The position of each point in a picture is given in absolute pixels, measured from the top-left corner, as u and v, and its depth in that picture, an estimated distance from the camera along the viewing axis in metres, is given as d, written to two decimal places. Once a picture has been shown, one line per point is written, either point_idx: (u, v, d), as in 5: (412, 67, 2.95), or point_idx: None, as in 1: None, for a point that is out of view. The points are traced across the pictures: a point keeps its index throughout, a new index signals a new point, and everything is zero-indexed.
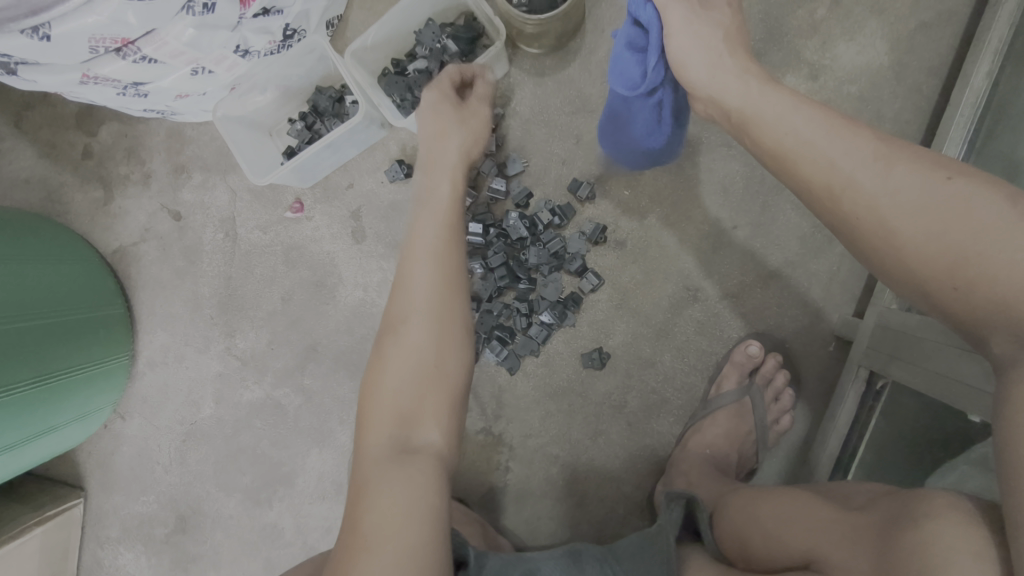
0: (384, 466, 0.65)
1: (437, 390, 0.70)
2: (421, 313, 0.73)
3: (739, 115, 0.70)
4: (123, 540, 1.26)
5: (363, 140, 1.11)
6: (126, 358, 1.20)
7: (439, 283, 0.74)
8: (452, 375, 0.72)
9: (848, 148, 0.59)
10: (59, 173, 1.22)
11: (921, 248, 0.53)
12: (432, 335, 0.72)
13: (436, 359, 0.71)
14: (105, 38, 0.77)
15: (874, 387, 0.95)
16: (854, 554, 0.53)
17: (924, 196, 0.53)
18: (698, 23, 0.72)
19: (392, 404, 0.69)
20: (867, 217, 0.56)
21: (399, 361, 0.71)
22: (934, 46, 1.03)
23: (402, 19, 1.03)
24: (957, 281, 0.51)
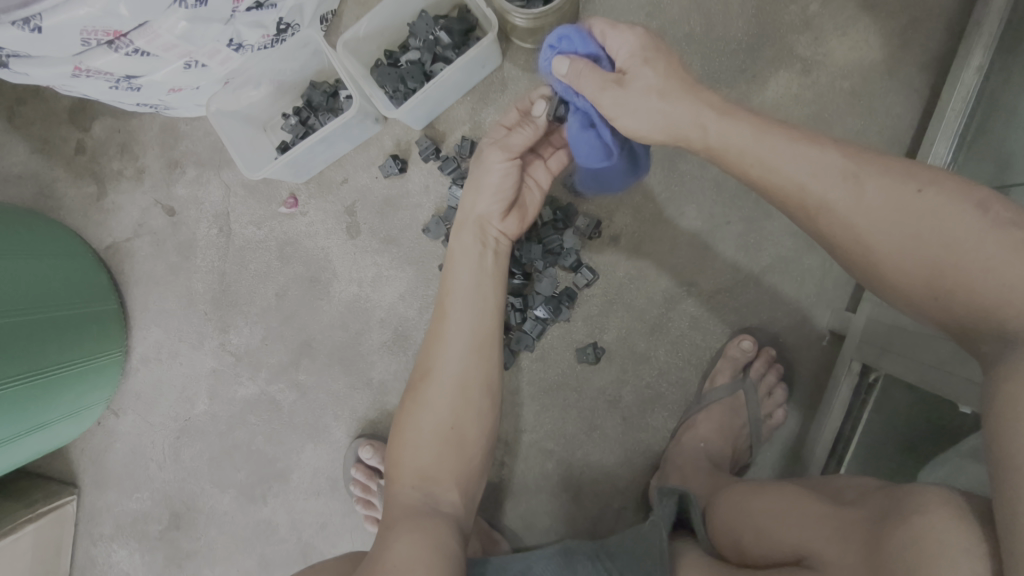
0: (403, 520, 0.68)
1: (457, 453, 0.75)
2: (450, 374, 0.77)
3: (704, 147, 0.70)
4: (116, 537, 1.26)
5: (357, 135, 1.11)
6: (119, 354, 1.20)
7: (469, 345, 0.79)
8: (474, 440, 0.76)
9: (817, 168, 0.60)
10: (52, 169, 1.21)
11: (899, 260, 0.54)
12: (457, 402, 0.76)
13: (458, 424, 0.75)
14: (98, 30, 0.76)
15: (867, 381, 0.96)
16: (844, 550, 0.52)
17: (896, 209, 0.55)
18: (630, 100, 0.72)
19: (415, 458, 0.74)
20: (844, 233, 0.58)
21: (426, 422, 0.75)
22: (926, 42, 1.03)
23: (396, 11, 1.03)
24: (938, 292, 0.52)
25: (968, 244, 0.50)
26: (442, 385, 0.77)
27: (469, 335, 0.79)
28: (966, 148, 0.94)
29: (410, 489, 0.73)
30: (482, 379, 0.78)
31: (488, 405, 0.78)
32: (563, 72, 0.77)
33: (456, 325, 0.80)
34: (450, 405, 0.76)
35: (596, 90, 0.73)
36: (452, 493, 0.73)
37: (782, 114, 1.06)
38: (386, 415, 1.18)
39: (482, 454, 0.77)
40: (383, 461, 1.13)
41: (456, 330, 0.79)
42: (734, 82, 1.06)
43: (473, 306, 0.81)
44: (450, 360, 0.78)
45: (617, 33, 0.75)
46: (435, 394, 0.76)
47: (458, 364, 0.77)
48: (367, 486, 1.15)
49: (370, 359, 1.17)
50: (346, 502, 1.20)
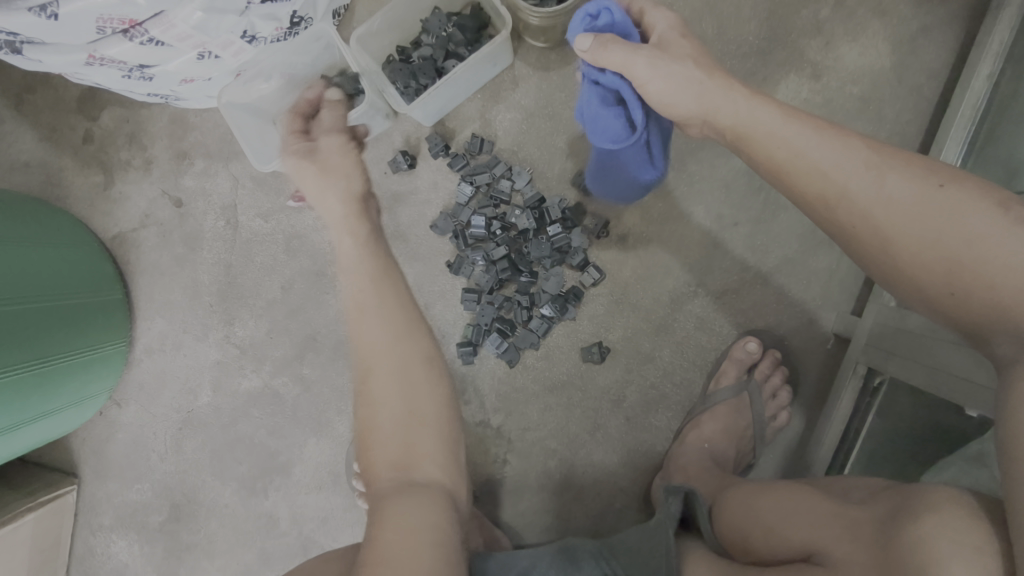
0: (388, 508, 0.62)
1: (420, 427, 0.68)
2: (382, 361, 0.70)
3: (733, 133, 0.70)
4: (115, 528, 1.26)
5: (367, 130, 1.11)
6: (123, 344, 1.19)
7: (390, 329, 0.72)
8: (433, 411, 0.69)
9: (840, 157, 0.60)
10: (59, 157, 1.21)
11: (917, 255, 0.55)
12: (398, 380, 0.69)
13: (413, 403, 0.69)
14: (113, 19, 0.76)
15: (872, 385, 0.96)
16: (855, 549, 0.52)
17: (918, 203, 0.55)
18: (664, 65, 0.72)
19: (382, 450, 0.67)
20: (863, 224, 0.58)
21: (375, 415, 0.68)
22: (936, 49, 1.04)
23: (409, 6, 1.03)
24: (954, 288, 0.53)
25: (988, 242, 0.51)
26: (383, 371, 0.70)
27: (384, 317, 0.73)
28: (975, 155, 0.95)
29: (387, 482, 0.66)
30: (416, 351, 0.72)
31: (434, 371, 0.72)
32: (586, 49, 0.72)
33: (370, 316, 0.72)
34: (394, 389, 0.69)
35: (628, 52, 0.71)
36: (432, 466, 0.67)
37: None
38: None
39: (447, 420, 0.71)
40: None
41: (371, 323, 0.72)
42: (745, 84, 1.07)
43: (384, 294, 0.74)
44: (377, 344, 0.71)
45: (657, 11, 0.78)
46: (379, 384, 0.69)
47: (385, 345, 0.71)
48: None
49: None
50: (347, 496, 1.20)
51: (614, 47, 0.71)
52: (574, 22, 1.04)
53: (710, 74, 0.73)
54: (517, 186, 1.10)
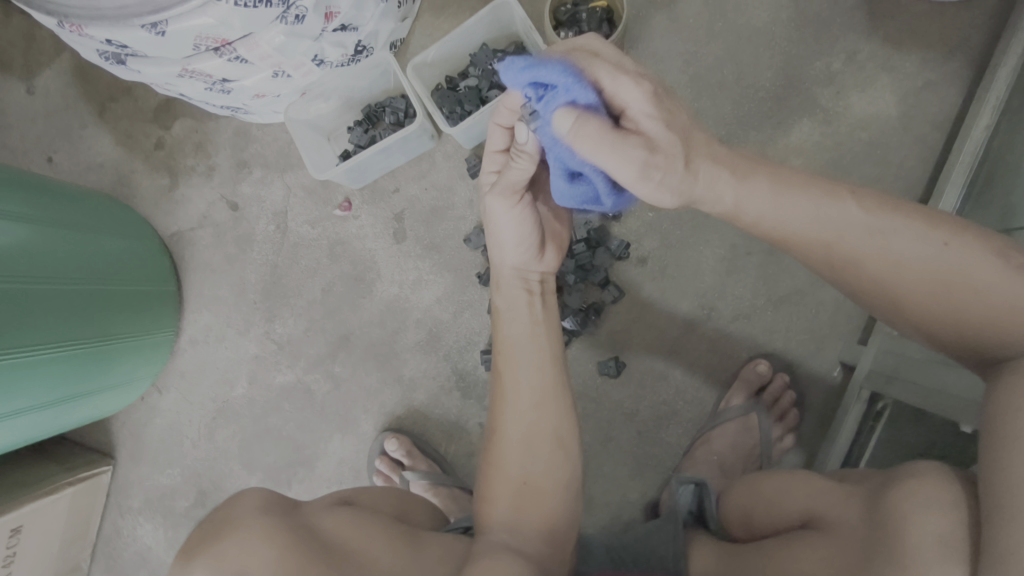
0: (486, 549, 0.71)
1: (534, 500, 0.76)
2: (516, 434, 0.79)
3: (723, 211, 0.71)
4: (144, 511, 1.32)
5: (413, 149, 1.21)
6: (171, 333, 1.28)
7: (529, 400, 0.80)
8: (547, 489, 0.77)
9: (843, 229, 0.66)
10: (132, 161, 1.33)
11: (927, 308, 0.63)
12: (526, 452, 0.78)
13: (530, 476, 0.77)
14: (209, 38, 0.88)
15: (875, 409, 1.02)
16: (847, 508, 0.58)
17: (924, 261, 0.62)
18: (656, 175, 0.63)
19: (497, 510, 0.76)
20: (872, 282, 0.66)
21: (503, 478, 0.77)
22: (940, 102, 1.13)
23: (460, 42, 1.15)
24: (963, 332, 0.61)
25: (992, 294, 0.59)
26: (514, 439, 0.78)
27: (529, 385, 0.81)
28: (973, 199, 1.02)
29: (495, 536, 0.74)
30: (544, 430, 0.79)
31: (558, 453, 0.79)
32: (566, 130, 0.61)
33: (519, 387, 0.81)
34: (526, 463, 0.78)
35: (620, 157, 0.61)
36: (535, 530, 0.75)
37: (803, 158, 1.15)
38: (412, 411, 1.25)
39: (562, 499, 0.78)
40: (407, 454, 1.20)
41: (518, 390, 0.81)
42: (761, 126, 1.16)
43: (533, 362, 0.82)
44: (519, 395, 0.80)
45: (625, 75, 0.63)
46: (507, 450, 0.78)
47: (531, 402, 0.80)
48: (389, 478, 1.21)
49: (403, 357, 1.25)
50: None
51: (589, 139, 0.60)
52: None
53: (700, 149, 0.68)
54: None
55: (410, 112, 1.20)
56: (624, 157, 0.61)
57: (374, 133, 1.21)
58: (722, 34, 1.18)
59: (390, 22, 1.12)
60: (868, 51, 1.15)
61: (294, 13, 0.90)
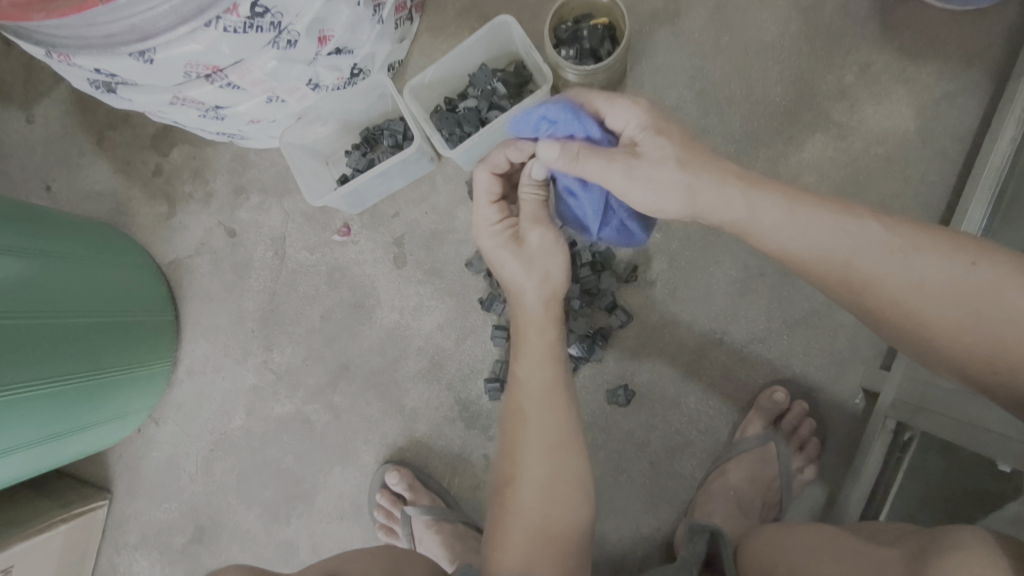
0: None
1: (553, 549, 0.74)
2: (535, 479, 0.76)
3: (735, 226, 0.70)
4: (140, 547, 1.28)
5: (412, 172, 1.18)
6: (168, 364, 1.25)
7: (547, 445, 0.77)
8: (566, 534, 0.76)
9: (861, 243, 0.63)
10: (130, 188, 1.32)
11: (958, 336, 0.58)
12: (546, 500, 0.75)
13: (549, 523, 0.75)
14: (199, 64, 0.85)
15: (902, 439, 0.96)
16: None
17: (952, 284, 0.59)
18: (642, 173, 0.70)
19: (513, 556, 0.74)
20: (896, 307, 0.62)
21: (522, 526, 0.75)
22: (960, 114, 1.08)
23: (459, 62, 1.12)
24: (998, 367, 0.57)
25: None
26: (530, 484, 0.76)
27: (549, 429, 0.77)
28: (1000, 215, 0.97)
29: None
30: (562, 475, 0.77)
31: (576, 497, 0.77)
32: (554, 157, 0.73)
33: (538, 430, 0.77)
34: (546, 509, 0.75)
35: (603, 166, 0.71)
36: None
37: (817, 174, 1.11)
38: (414, 442, 1.21)
39: (577, 544, 0.76)
40: (409, 487, 1.15)
41: (535, 432, 0.77)
42: (771, 142, 1.12)
43: (552, 404, 0.78)
44: (536, 437, 0.77)
45: (617, 107, 0.76)
46: (525, 498, 0.76)
47: (548, 444, 0.77)
48: (391, 512, 1.17)
49: (404, 386, 1.21)
50: (368, 528, 1.21)
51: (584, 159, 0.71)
52: (608, 80, 1.11)
53: (704, 166, 0.70)
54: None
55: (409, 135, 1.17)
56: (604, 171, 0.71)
57: (372, 157, 1.18)
58: (728, 49, 1.14)
59: (386, 43, 1.10)
60: (882, 63, 1.11)
61: (286, 38, 0.87)
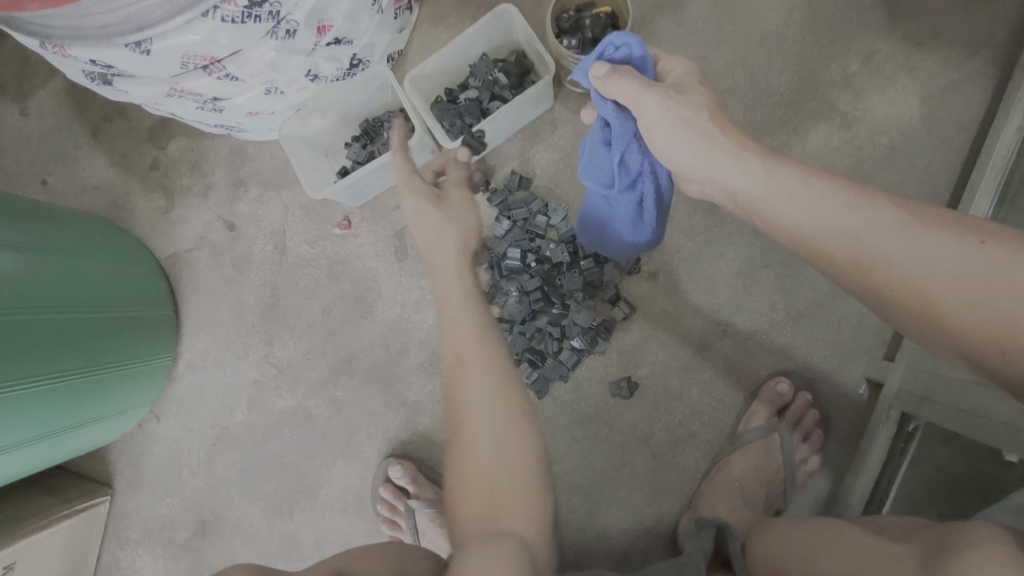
0: (472, 546, 0.61)
1: (512, 485, 0.67)
2: (480, 415, 0.70)
3: (747, 196, 0.70)
4: (142, 542, 1.28)
5: (413, 164, 1.17)
6: (168, 359, 1.25)
7: (489, 381, 0.72)
8: (524, 463, 0.68)
9: (871, 220, 0.60)
10: (127, 182, 1.30)
11: (962, 315, 0.54)
12: (497, 429, 0.69)
13: (503, 455, 0.68)
14: (197, 55, 0.84)
15: (906, 430, 0.95)
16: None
17: (960, 264, 0.55)
18: (676, 107, 0.72)
19: (477, 498, 0.66)
20: (902, 288, 0.58)
21: (477, 467, 0.68)
22: (965, 103, 1.07)
23: (460, 52, 1.11)
24: (1005, 347, 0.52)
25: None
26: (478, 423, 0.70)
27: (487, 363, 0.73)
28: (1005, 205, 0.97)
29: (475, 531, 0.64)
30: (511, 403, 0.71)
31: (525, 423, 0.71)
32: (599, 75, 0.74)
33: (476, 365, 0.73)
34: (495, 440, 0.69)
35: (639, 90, 0.72)
36: (520, 513, 0.65)
37: (821, 164, 1.10)
38: (417, 436, 1.21)
39: (536, 475, 0.69)
40: (412, 481, 1.15)
41: (472, 371, 0.73)
42: (775, 132, 1.11)
43: (477, 342, 0.75)
44: (469, 377, 0.73)
45: (674, 58, 0.79)
46: (478, 433, 0.69)
47: (487, 376, 0.72)
48: (394, 505, 1.17)
49: (407, 380, 1.21)
50: (371, 522, 1.21)
51: (627, 77, 0.72)
52: None
53: (729, 129, 0.72)
54: (552, 222, 1.13)
55: None
56: (643, 100, 0.72)
57: (373, 148, 1.16)
58: (732, 38, 1.13)
59: (386, 33, 1.09)
60: (887, 51, 1.10)
61: (285, 28, 0.86)
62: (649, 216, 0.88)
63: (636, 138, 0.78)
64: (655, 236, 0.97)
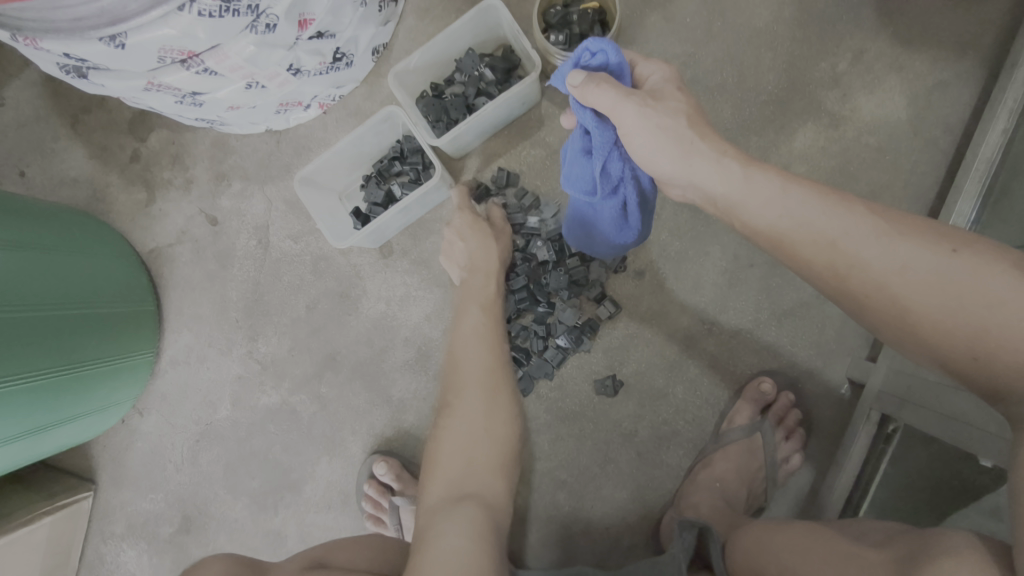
0: (443, 513, 0.74)
1: (487, 453, 0.82)
2: (472, 397, 0.86)
3: (726, 201, 0.69)
4: (126, 537, 1.27)
5: (430, 201, 1.15)
6: (150, 354, 1.23)
7: (482, 373, 0.89)
8: (503, 441, 0.84)
9: (847, 226, 0.60)
10: (107, 175, 1.28)
11: (937, 321, 0.54)
12: (483, 407, 0.85)
13: (488, 429, 0.84)
14: (173, 49, 0.82)
15: (886, 431, 0.97)
16: None
17: (933, 271, 0.55)
18: (655, 114, 0.71)
19: (453, 460, 0.81)
20: (878, 294, 0.58)
21: (454, 438, 0.82)
22: (952, 103, 1.07)
23: (445, 47, 1.09)
24: (978, 352, 0.51)
25: (1011, 306, 0.50)
26: (468, 400, 0.86)
27: (484, 353, 0.91)
28: (989, 208, 0.97)
29: (444, 491, 0.78)
30: (501, 396, 0.87)
31: (511, 412, 0.87)
32: (577, 83, 0.73)
33: (472, 360, 0.91)
34: (482, 419, 0.84)
35: (617, 98, 0.71)
36: (487, 478, 0.80)
37: (808, 164, 1.10)
38: (402, 432, 1.21)
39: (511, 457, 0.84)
40: (397, 478, 1.15)
41: (469, 364, 0.90)
42: (762, 131, 1.11)
43: (481, 338, 0.94)
44: (471, 361, 0.91)
45: (651, 63, 0.79)
46: (469, 406, 0.85)
47: (482, 368, 0.90)
48: (378, 502, 1.17)
49: (392, 377, 1.20)
50: (356, 517, 1.21)
51: (604, 85, 0.71)
52: None
53: (712, 135, 0.72)
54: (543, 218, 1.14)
55: (428, 165, 1.14)
56: (621, 111, 0.71)
57: (388, 188, 1.15)
58: (721, 35, 1.12)
59: (370, 27, 1.07)
60: (876, 51, 1.09)
61: (264, 22, 0.84)
62: (635, 220, 0.87)
63: (617, 145, 0.78)
64: (640, 237, 0.96)
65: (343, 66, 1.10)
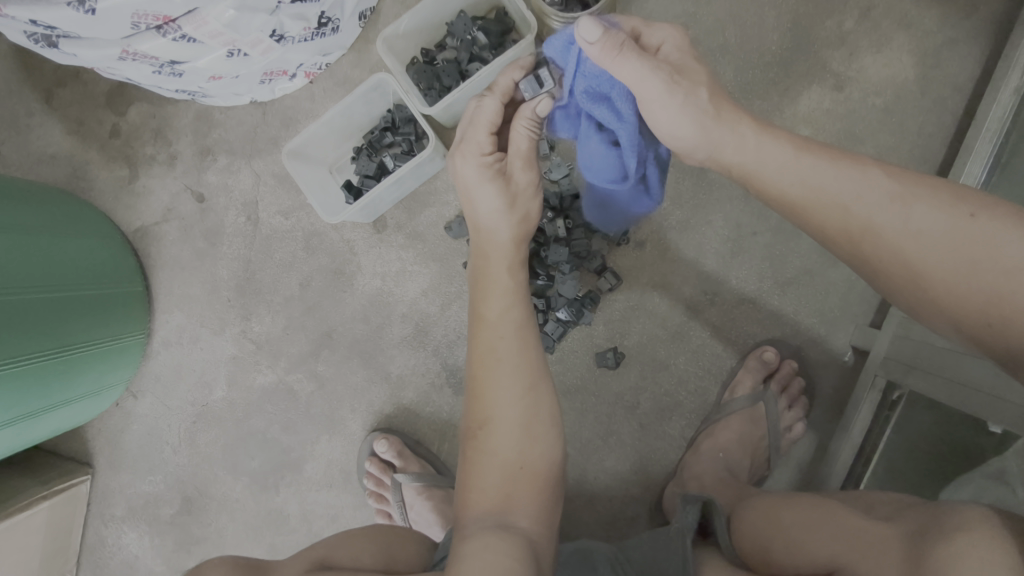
0: (473, 541, 0.61)
1: (525, 486, 0.67)
2: (509, 417, 0.69)
3: (741, 170, 0.67)
4: (127, 519, 1.27)
5: (423, 173, 1.11)
6: (142, 336, 1.21)
7: (517, 391, 0.70)
8: (542, 470, 0.68)
9: (861, 190, 0.57)
10: (86, 151, 1.23)
11: (952, 285, 0.52)
12: (520, 439, 0.68)
13: (526, 459, 0.68)
14: (148, 14, 0.77)
15: (890, 399, 0.96)
16: (879, 562, 0.53)
17: (948, 233, 0.52)
18: (675, 90, 0.67)
19: (483, 496, 0.66)
20: (891, 257, 0.55)
21: (488, 472, 0.67)
22: (961, 62, 1.04)
23: (436, 10, 1.04)
24: (990, 319, 0.50)
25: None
26: (500, 431, 0.69)
27: (514, 369, 0.71)
28: (999, 170, 0.95)
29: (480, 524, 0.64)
30: (539, 419, 0.70)
31: (551, 434, 0.71)
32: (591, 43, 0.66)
33: (501, 378, 0.70)
34: (519, 450, 0.68)
35: (636, 70, 0.66)
36: (530, 515, 0.65)
37: (813, 128, 1.07)
38: (402, 409, 1.19)
39: (555, 483, 0.69)
40: (398, 454, 1.14)
41: (500, 383, 0.70)
42: (765, 94, 1.07)
43: (514, 348, 0.72)
44: (501, 381, 0.70)
45: (658, 28, 0.73)
46: (498, 439, 0.69)
47: (514, 386, 0.70)
48: (380, 480, 1.15)
49: (390, 353, 1.18)
50: (358, 494, 1.21)
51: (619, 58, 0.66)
52: None
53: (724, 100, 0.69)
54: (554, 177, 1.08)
55: (422, 135, 1.10)
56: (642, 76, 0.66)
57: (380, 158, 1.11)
58: None
59: None
60: (884, 7, 1.05)
61: None
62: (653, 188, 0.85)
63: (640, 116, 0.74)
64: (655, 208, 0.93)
65: (329, 31, 1.04)
